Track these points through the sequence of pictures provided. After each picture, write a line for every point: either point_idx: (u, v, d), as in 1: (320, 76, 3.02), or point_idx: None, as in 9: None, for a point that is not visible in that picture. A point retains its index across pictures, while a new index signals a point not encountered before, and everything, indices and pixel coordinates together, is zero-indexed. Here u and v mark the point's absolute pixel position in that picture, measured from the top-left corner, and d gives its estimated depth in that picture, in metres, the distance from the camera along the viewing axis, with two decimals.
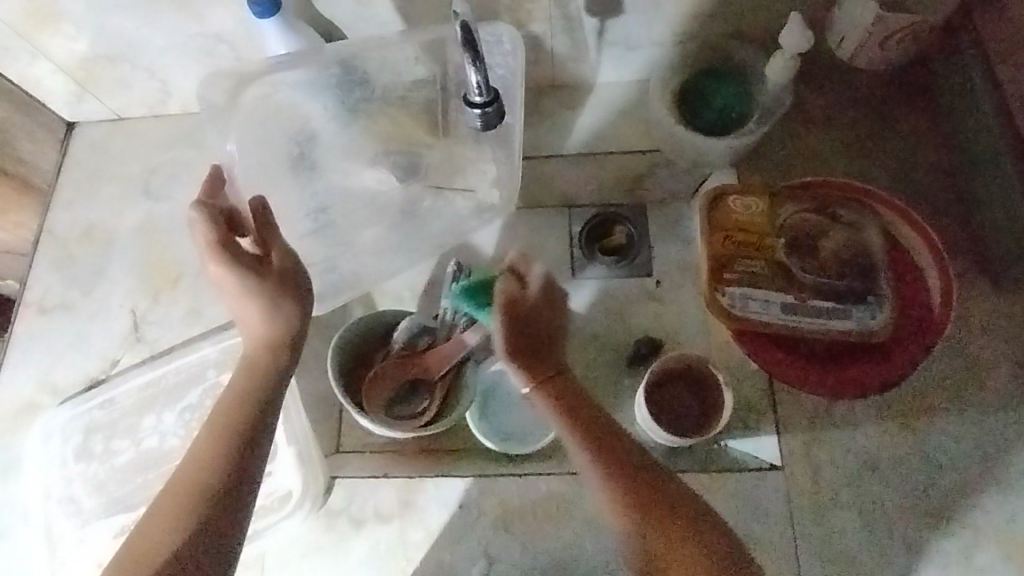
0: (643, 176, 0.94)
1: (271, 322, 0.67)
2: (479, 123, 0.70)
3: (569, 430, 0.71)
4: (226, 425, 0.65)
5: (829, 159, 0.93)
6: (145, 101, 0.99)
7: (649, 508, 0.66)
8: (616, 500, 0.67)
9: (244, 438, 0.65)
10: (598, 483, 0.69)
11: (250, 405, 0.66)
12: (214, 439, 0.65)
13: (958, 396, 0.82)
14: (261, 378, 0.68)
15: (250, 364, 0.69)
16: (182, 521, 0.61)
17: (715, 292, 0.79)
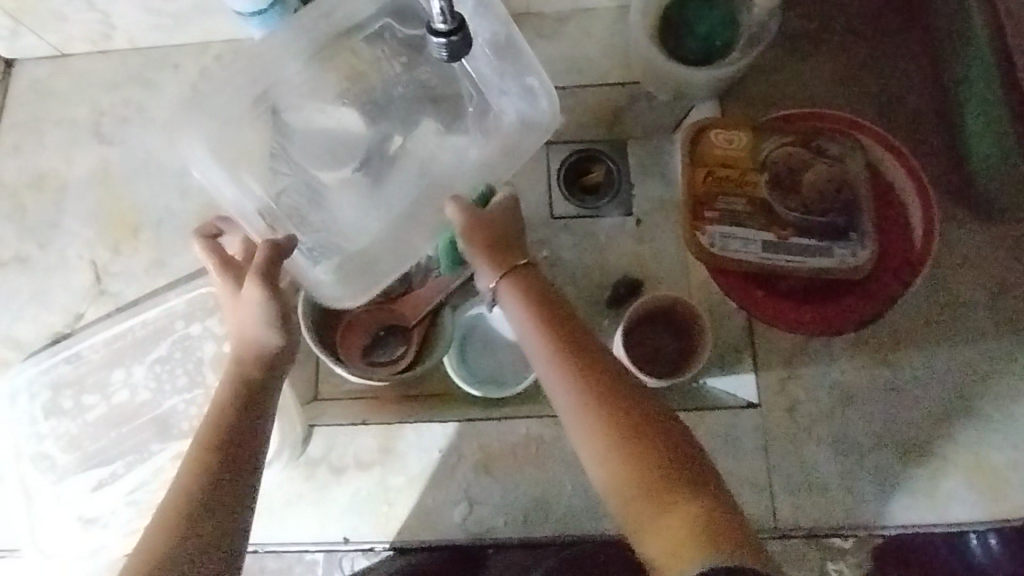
0: (622, 109, 0.92)
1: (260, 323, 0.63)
2: (444, 54, 0.64)
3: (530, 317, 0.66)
4: (209, 439, 0.58)
5: (816, 90, 0.89)
6: (88, 36, 0.92)
7: (621, 428, 0.57)
8: (586, 421, 0.59)
9: (233, 450, 0.57)
10: (565, 403, 0.61)
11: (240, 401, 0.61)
12: (198, 457, 0.57)
13: (932, 330, 0.82)
14: (246, 388, 0.62)
15: (235, 377, 0.62)
16: (173, 543, 0.52)
17: (695, 230, 0.78)
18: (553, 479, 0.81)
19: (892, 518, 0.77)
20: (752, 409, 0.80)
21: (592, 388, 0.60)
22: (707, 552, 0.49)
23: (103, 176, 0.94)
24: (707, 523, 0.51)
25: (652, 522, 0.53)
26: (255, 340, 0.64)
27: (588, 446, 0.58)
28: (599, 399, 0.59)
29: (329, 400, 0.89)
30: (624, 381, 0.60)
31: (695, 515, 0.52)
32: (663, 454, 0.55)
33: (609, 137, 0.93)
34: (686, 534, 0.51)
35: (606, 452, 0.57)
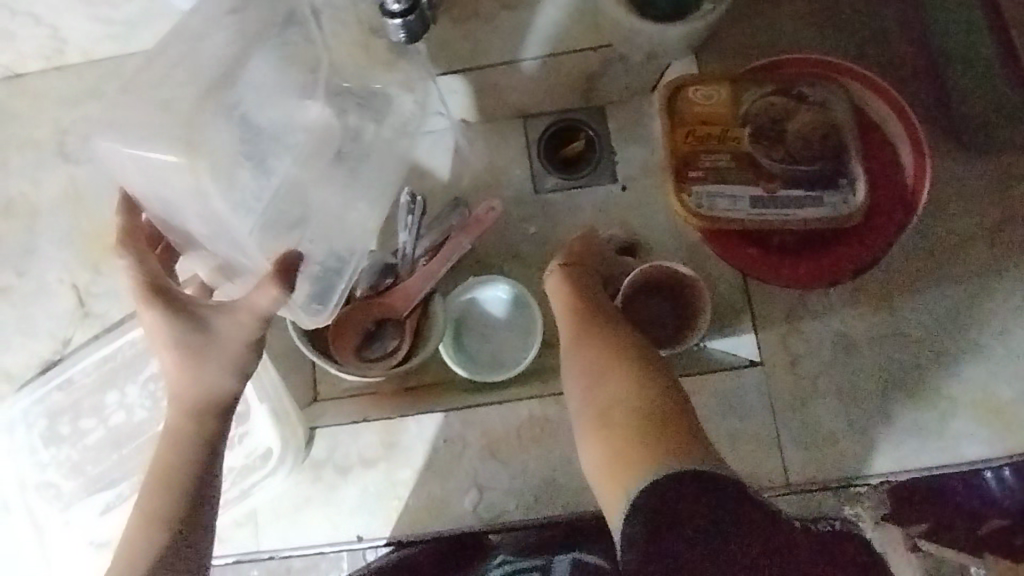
0: (594, 77, 0.86)
1: (202, 375, 0.60)
2: (401, 36, 0.62)
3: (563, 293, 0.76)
4: (159, 509, 0.60)
5: (794, 34, 0.86)
6: (40, 52, 0.88)
7: (608, 371, 0.66)
8: (578, 364, 0.69)
9: (188, 524, 0.60)
10: (568, 360, 0.70)
11: (191, 453, 0.61)
12: (146, 525, 0.60)
13: (931, 271, 0.80)
14: (196, 455, 0.61)
15: (185, 430, 0.61)
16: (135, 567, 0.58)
17: (680, 192, 0.76)
18: (562, 458, 0.80)
19: (903, 462, 0.76)
20: (755, 367, 0.79)
21: (588, 336, 0.70)
22: (648, 470, 0.58)
23: (74, 196, 0.92)
24: (661, 446, 0.60)
25: (609, 462, 0.62)
26: (208, 395, 0.61)
27: (578, 394, 0.68)
28: (593, 347, 0.68)
29: (330, 401, 0.88)
30: (622, 345, 0.68)
31: (650, 438, 0.60)
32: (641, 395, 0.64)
33: (587, 106, 0.92)
34: (634, 451, 0.60)
35: (599, 402, 0.65)
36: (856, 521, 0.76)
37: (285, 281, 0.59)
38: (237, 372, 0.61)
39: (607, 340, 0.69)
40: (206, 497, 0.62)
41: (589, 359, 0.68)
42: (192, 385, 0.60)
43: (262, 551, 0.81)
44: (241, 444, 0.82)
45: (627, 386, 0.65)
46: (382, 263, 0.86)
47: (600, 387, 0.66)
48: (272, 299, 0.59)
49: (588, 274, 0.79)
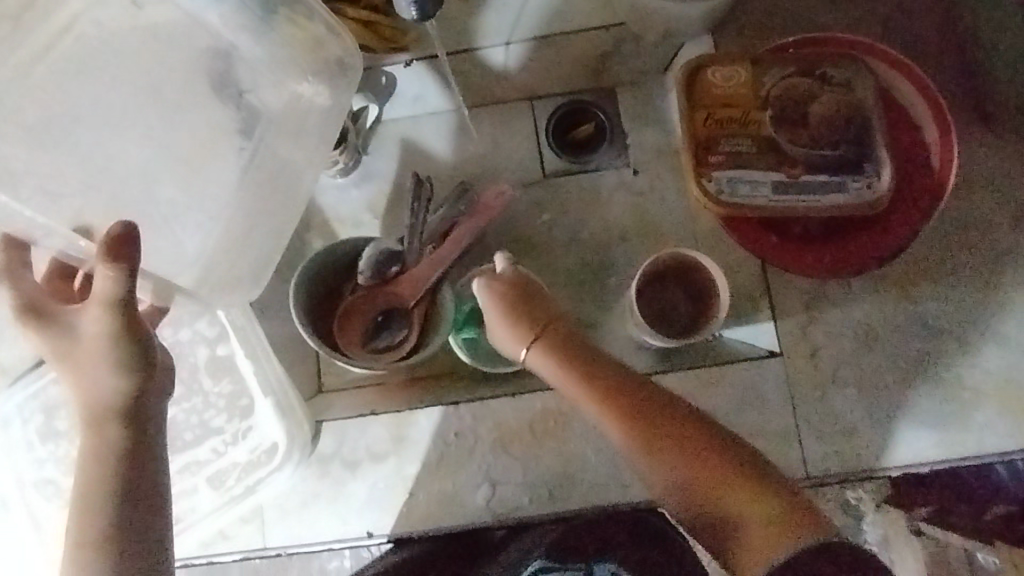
0: (606, 58, 0.82)
1: (86, 381, 0.54)
2: (413, 14, 0.58)
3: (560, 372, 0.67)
4: (88, 535, 0.53)
5: (815, 13, 0.83)
6: None
7: (687, 445, 0.60)
8: (650, 450, 0.61)
9: (127, 536, 0.53)
10: (623, 439, 0.63)
11: (100, 462, 0.54)
12: (79, 548, 0.52)
13: (955, 260, 0.78)
14: (115, 460, 0.54)
15: (89, 440, 0.55)
16: None
17: (700, 179, 0.73)
18: (575, 451, 0.78)
19: (923, 454, 0.75)
20: (775, 358, 0.77)
21: (639, 419, 0.62)
22: (797, 545, 0.53)
23: None
24: (789, 507, 0.56)
25: (739, 536, 0.56)
26: (97, 400, 0.55)
27: (657, 472, 0.61)
28: (656, 427, 0.61)
29: (335, 391, 0.86)
30: (663, 405, 0.62)
31: (772, 501, 0.56)
32: (732, 458, 0.59)
33: (596, 86, 0.88)
34: (769, 523, 0.55)
35: (685, 473, 0.59)
36: (856, 503, 0.75)
37: (122, 257, 0.50)
38: (120, 369, 0.54)
39: (651, 407, 0.62)
40: (145, 501, 0.54)
41: (659, 443, 0.60)
42: (84, 393, 0.55)
43: (269, 548, 0.79)
44: (245, 439, 0.81)
45: (708, 448, 0.59)
46: (387, 250, 0.81)
47: (678, 457, 0.60)
48: (108, 282, 0.51)
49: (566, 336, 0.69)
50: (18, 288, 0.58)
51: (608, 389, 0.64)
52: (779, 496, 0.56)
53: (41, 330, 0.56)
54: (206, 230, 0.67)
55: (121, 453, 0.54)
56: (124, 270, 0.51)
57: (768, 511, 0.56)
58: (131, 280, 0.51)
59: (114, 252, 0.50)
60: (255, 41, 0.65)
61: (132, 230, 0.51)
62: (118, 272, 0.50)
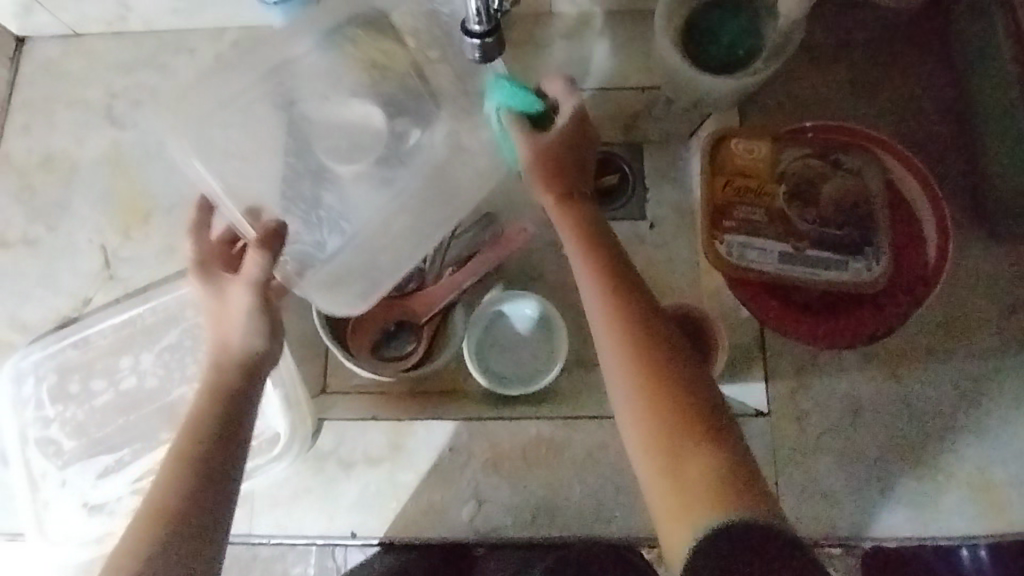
0: (640, 114, 0.92)
1: (240, 338, 0.64)
2: (477, 55, 0.63)
3: (574, 249, 0.67)
4: (189, 447, 0.58)
5: (836, 103, 0.88)
6: (105, 17, 0.90)
7: (667, 398, 0.56)
8: (629, 392, 0.58)
9: (210, 476, 0.57)
10: (605, 336, 0.61)
11: (220, 396, 0.61)
12: (174, 468, 0.57)
13: (944, 348, 0.83)
14: (217, 416, 0.60)
15: (212, 383, 0.63)
16: (175, 489, 0.55)
17: (713, 239, 0.78)
18: (563, 480, 0.81)
19: (895, 528, 0.78)
20: (761, 418, 0.81)
21: (636, 343, 0.59)
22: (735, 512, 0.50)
23: (114, 158, 0.92)
24: (744, 492, 0.52)
25: (669, 483, 0.54)
26: (233, 349, 0.64)
27: (621, 371, 0.59)
28: (640, 352, 0.59)
29: (338, 393, 0.87)
30: (657, 325, 0.61)
31: (727, 479, 0.53)
32: (706, 425, 0.55)
33: (625, 140, 0.93)
34: (712, 498, 0.52)
35: (647, 388, 0.57)
36: None
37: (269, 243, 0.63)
38: (256, 330, 0.65)
39: (645, 316, 0.61)
40: (229, 446, 0.59)
41: (641, 384, 0.58)
42: (229, 344, 0.65)
43: (253, 536, 0.82)
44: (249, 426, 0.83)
45: (678, 377, 0.58)
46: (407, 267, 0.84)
47: (646, 367, 0.58)
48: (256, 263, 0.63)
49: (597, 224, 0.69)
50: (198, 242, 0.69)
51: (615, 307, 0.61)
52: (738, 478, 0.53)
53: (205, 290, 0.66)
54: (346, 239, 0.74)
55: (242, 397, 0.62)
56: (269, 257, 0.63)
57: (715, 484, 0.52)
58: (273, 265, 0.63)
59: (268, 239, 0.62)
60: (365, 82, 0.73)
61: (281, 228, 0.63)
62: (265, 252, 0.62)
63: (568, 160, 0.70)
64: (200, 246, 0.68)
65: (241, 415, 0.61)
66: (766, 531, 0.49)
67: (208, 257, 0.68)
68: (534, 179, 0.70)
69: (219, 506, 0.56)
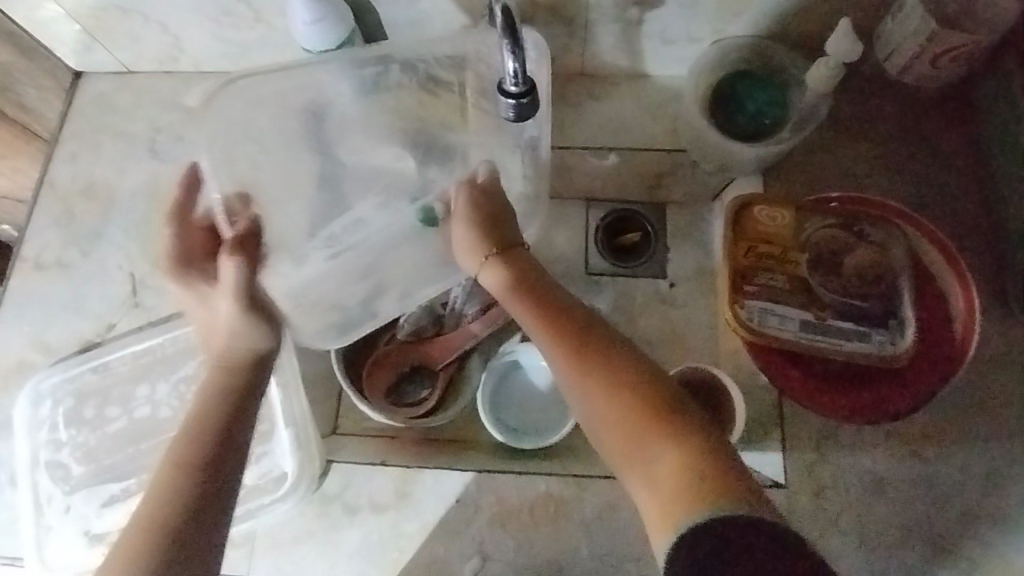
0: (663, 175, 0.94)
1: (238, 330, 0.68)
2: (511, 114, 0.64)
3: (521, 298, 0.66)
4: (192, 449, 0.58)
5: (861, 175, 0.89)
6: (157, 57, 0.94)
7: (620, 394, 0.57)
8: (592, 398, 0.58)
9: (209, 480, 0.57)
10: (557, 358, 0.61)
11: (223, 395, 0.63)
12: (171, 473, 0.57)
13: (973, 429, 0.80)
14: (216, 423, 0.61)
15: (218, 379, 0.65)
16: (173, 492, 0.56)
17: (733, 303, 0.78)
18: (571, 542, 0.79)
19: None
20: (777, 490, 0.80)
21: (590, 364, 0.59)
22: (720, 504, 0.48)
23: (152, 191, 0.95)
24: (731, 481, 0.50)
25: (651, 485, 0.53)
26: (236, 349, 0.68)
27: (575, 389, 0.59)
28: (589, 364, 0.59)
29: (350, 435, 0.86)
30: (604, 337, 0.61)
31: (704, 470, 0.51)
32: (673, 417, 0.55)
33: (650, 201, 0.96)
34: (683, 488, 0.50)
35: (599, 394, 0.58)
36: None
37: (244, 250, 0.66)
38: (255, 327, 0.68)
39: (591, 331, 0.61)
40: (231, 444, 0.60)
41: (607, 400, 0.57)
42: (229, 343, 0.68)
43: None
44: (257, 463, 0.83)
45: (627, 382, 0.57)
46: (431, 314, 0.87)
47: (597, 374, 0.58)
48: (232, 272, 0.66)
49: (521, 263, 0.69)
50: (182, 234, 0.71)
51: (569, 335, 0.61)
52: (715, 461, 0.51)
53: (196, 295, 0.71)
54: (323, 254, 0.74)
55: (243, 392, 0.64)
56: (241, 261, 0.66)
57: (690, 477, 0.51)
58: (249, 273, 0.66)
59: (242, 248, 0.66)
60: (376, 107, 0.76)
61: (254, 229, 0.68)
62: (240, 262, 0.66)
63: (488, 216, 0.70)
64: (186, 246, 0.71)
65: (242, 410, 0.63)
66: (748, 528, 0.46)
67: (192, 252, 0.71)
68: (472, 258, 0.71)
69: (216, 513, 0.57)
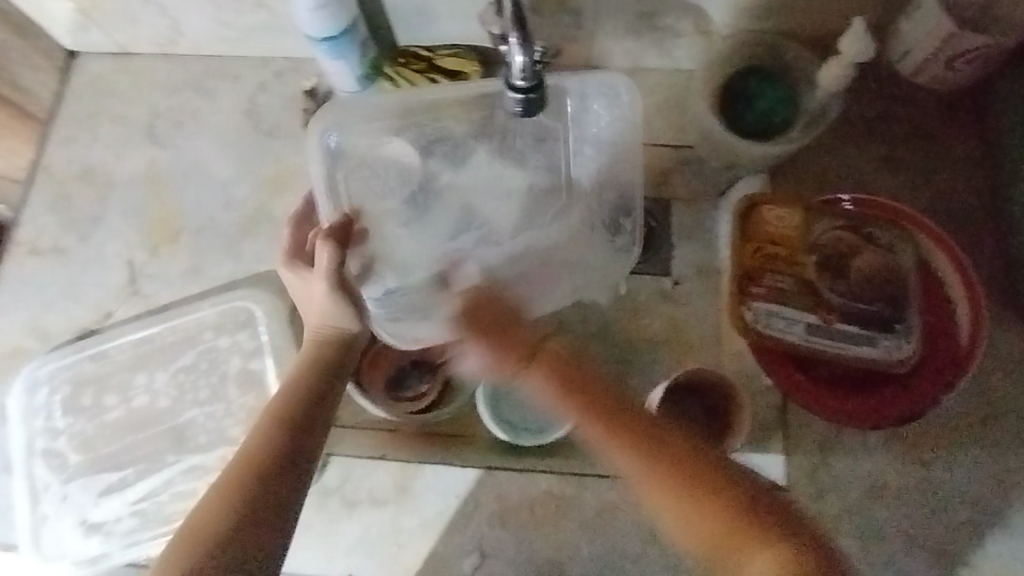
0: (669, 172, 0.92)
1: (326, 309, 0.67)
2: (518, 109, 0.63)
3: (568, 402, 0.62)
4: (285, 409, 0.60)
5: (871, 176, 0.88)
6: (155, 39, 0.92)
7: (703, 497, 0.53)
8: (662, 496, 0.55)
9: (296, 440, 0.58)
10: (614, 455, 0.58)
11: (315, 366, 0.64)
12: (266, 429, 0.58)
13: (974, 434, 0.80)
14: (306, 390, 0.62)
15: (314, 350, 0.66)
16: (266, 443, 0.57)
17: (739, 305, 0.77)
18: (570, 540, 0.79)
19: None
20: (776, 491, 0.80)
21: (663, 462, 0.56)
22: None
23: (151, 176, 0.94)
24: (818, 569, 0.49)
25: None
26: (326, 322, 0.67)
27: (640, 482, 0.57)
28: (659, 459, 0.56)
29: (347, 428, 0.83)
30: (674, 436, 0.58)
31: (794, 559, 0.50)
32: (757, 516, 0.52)
33: (654, 196, 0.92)
34: None
35: (664, 484, 0.55)
36: None
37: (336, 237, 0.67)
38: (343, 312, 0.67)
39: (670, 444, 0.57)
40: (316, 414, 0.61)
41: (686, 500, 0.54)
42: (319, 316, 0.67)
43: None
44: None
45: (715, 492, 0.53)
46: None
47: (661, 470, 0.56)
48: (326, 257, 0.65)
49: (564, 358, 0.64)
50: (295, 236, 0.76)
51: (642, 439, 0.57)
52: (805, 554, 0.50)
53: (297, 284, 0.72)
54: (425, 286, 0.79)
55: (335, 367, 0.65)
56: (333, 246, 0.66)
57: (789, 573, 0.49)
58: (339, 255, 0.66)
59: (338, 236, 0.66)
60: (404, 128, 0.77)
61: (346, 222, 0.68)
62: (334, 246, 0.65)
63: (496, 320, 0.69)
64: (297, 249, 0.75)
65: (332, 384, 0.64)
66: None
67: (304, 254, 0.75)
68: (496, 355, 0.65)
69: (292, 494, 0.55)
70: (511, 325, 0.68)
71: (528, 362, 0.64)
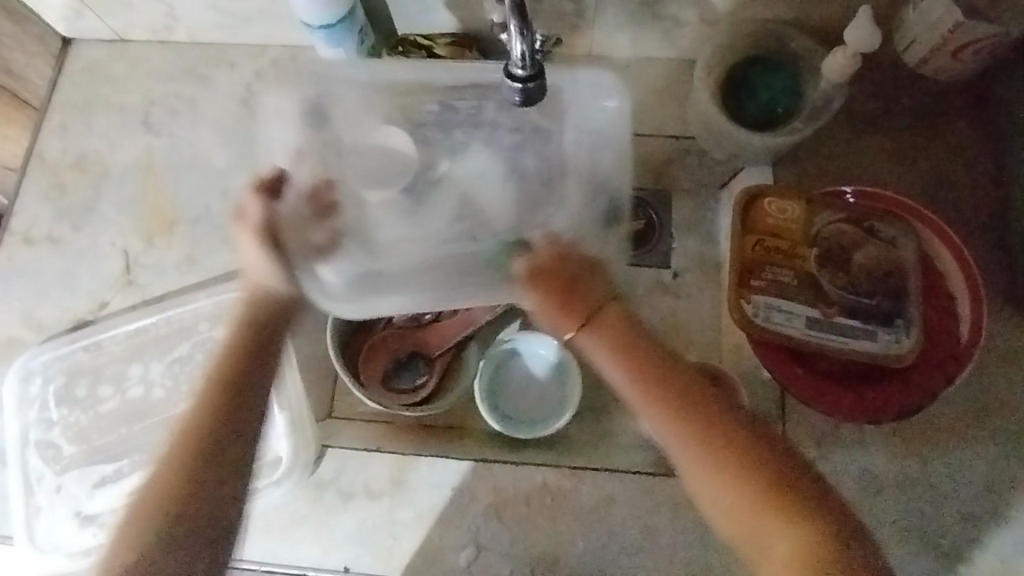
0: (671, 162, 0.91)
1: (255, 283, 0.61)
2: (516, 99, 0.62)
3: (624, 371, 0.54)
4: (202, 414, 0.55)
5: (874, 168, 0.87)
6: (150, 25, 0.91)
7: (755, 487, 0.49)
8: (710, 480, 0.51)
9: (215, 446, 0.54)
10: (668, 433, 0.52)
11: (234, 356, 0.58)
12: (184, 440, 0.55)
13: (973, 429, 0.80)
14: (223, 386, 0.57)
15: (242, 330, 0.60)
16: (185, 456, 0.54)
17: (739, 298, 0.76)
18: (566, 533, 0.79)
19: None
20: None
21: (722, 454, 0.50)
22: None
23: (146, 165, 0.93)
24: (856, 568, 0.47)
25: None
26: (259, 298, 0.62)
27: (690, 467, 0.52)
28: (715, 444, 0.51)
29: (345, 420, 0.83)
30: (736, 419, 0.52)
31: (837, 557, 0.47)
32: (811, 508, 0.48)
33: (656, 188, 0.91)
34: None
35: (720, 472, 0.50)
36: None
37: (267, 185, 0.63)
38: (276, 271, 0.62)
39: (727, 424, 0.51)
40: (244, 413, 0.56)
41: (734, 489, 0.50)
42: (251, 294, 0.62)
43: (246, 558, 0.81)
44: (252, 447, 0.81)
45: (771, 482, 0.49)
46: None
47: (717, 455, 0.50)
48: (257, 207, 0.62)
49: (632, 327, 0.54)
50: None
51: (695, 418, 0.51)
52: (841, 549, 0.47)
53: None
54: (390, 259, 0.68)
55: (257, 352, 0.59)
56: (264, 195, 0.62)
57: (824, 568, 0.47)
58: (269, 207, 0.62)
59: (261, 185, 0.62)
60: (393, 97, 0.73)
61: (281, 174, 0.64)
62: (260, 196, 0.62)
63: (571, 271, 0.56)
64: None
65: (251, 373, 0.58)
66: None
67: None
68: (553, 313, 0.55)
69: (221, 506, 0.53)
70: (586, 275, 0.55)
71: (585, 325, 0.54)
